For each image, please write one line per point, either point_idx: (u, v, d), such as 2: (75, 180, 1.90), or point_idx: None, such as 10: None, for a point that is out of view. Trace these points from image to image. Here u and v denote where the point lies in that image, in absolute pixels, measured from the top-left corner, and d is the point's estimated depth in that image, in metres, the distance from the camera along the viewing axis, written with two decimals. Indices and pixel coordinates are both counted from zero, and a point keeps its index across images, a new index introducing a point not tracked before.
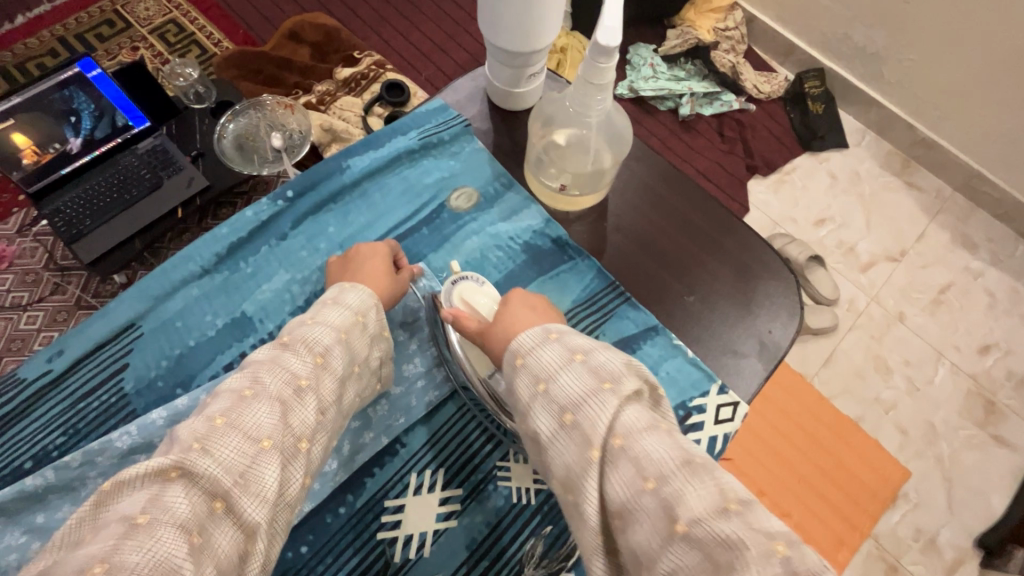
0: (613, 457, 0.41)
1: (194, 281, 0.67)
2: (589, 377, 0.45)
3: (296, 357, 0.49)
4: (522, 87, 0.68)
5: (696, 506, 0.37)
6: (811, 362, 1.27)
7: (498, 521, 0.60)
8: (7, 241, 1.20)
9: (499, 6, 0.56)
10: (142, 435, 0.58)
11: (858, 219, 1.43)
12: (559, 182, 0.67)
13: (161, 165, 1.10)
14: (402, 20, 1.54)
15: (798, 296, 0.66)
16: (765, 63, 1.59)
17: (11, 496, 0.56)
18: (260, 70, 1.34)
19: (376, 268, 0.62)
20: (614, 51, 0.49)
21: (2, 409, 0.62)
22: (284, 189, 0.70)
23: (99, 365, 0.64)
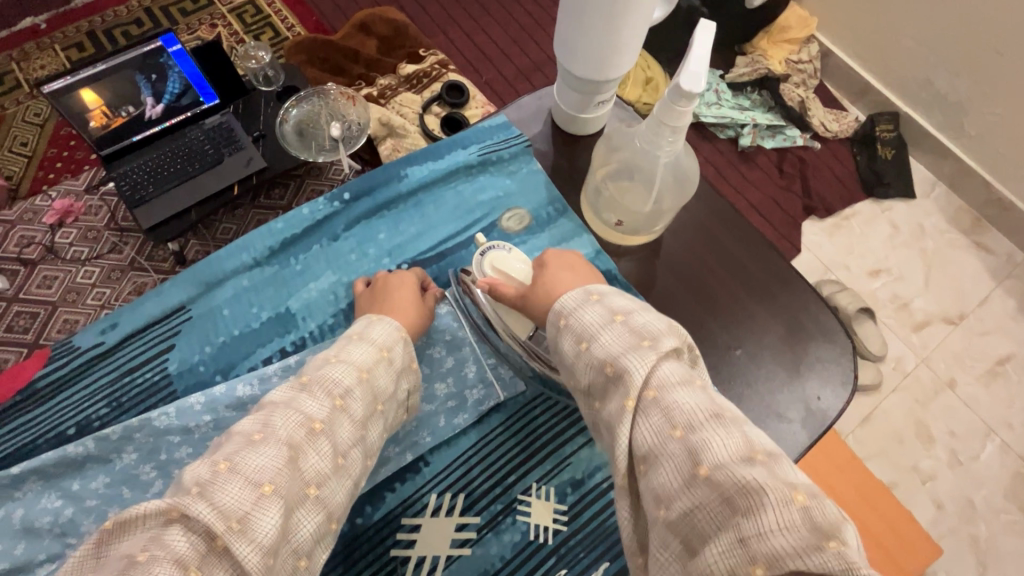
0: (645, 407, 0.41)
1: (245, 272, 0.68)
2: (628, 335, 0.46)
3: (313, 399, 0.49)
4: (588, 113, 0.66)
5: (721, 452, 0.37)
6: (847, 420, 1.21)
7: (512, 556, 0.60)
8: (75, 196, 1.26)
9: (580, 28, 0.54)
10: (180, 419, 0.60)
11: (916, 274, 1.35)
12: (615, 218, 0.66)
13: (224, 142, 1.14)
14: (469, 22, 1.55)
15: (852, 363, 0.63)
16: (835, 100, 1.53)
17: (55, 460, 0.59)
18: (328, 58, 1.37)
19: (406, 298, 0.63)
20: (696, 96, 0.48)
21: (54, 374, 0.65)
22: (341, 191, 0.71)
23: (147, 343, 0.66)
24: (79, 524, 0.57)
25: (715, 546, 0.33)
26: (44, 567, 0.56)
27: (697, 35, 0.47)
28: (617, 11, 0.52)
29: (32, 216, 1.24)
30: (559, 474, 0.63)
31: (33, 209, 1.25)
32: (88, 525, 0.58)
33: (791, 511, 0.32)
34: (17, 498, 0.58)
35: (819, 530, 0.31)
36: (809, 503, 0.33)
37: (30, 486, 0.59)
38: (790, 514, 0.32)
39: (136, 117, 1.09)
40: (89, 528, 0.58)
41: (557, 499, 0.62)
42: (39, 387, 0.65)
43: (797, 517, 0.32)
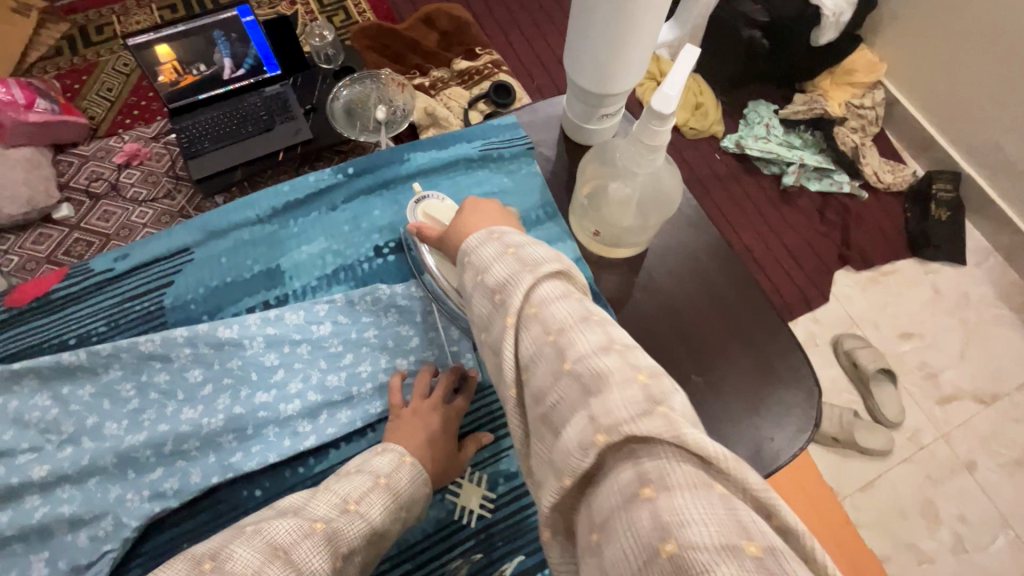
0: (526, 322, 0.42)
1: (248, 226, 0.74)
2: (514, 263, 0.46)
3: (318, 553, 0.44)
4: (593, 124, 0.67)
5: (584, 346, 0.40)
6: (848, 482, 1.15)
7: (434, 531, 0.63)
8: (144, 142, 1.38)
9: (585, 36, 0.56)
10: (164, 346, 0.66)
11: (951, 344, 1.28)
12: (593, 227, 0.66)
13: (279, 111, 1.21)
14: (532, 27, 1.58)
15: (816, 414, 0.61)
16: (894, 152, 1.47)
17: (50, 364, 0.65)
18: (389, 46, 1.42)
19: (439, 444, 0.60)
20: (668, 118, 0.48)
21: (65, 289, 0.71)
22: (346, 165, 0.76)
23: (150, 275, 0.72)
24: (61, 424, 0.63)
25: (570, 428, 0.36)
26: (25, 455, 0.62)
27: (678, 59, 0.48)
28: (618, 24, 0.53)
29: (104, 154, 1.36)
30: (495, 464, 0.66)
31: (106, 148, 1.37)
32: (69, 426, 0.63)
33: (633, 388, 0.36)
34: (14, 392, 0.64)
35: (652, 401, 0.36)
36: (648, 381, 0.37)
37: (26, 383, 0.64)
38: (632, 391, 0.36)
39: (207, 77, 1.17)
40: (69, 428, 0.63)
41: (488, 486, 0.65)
42: (51, 299, 0.71)
43: (637, 394, 0.36)
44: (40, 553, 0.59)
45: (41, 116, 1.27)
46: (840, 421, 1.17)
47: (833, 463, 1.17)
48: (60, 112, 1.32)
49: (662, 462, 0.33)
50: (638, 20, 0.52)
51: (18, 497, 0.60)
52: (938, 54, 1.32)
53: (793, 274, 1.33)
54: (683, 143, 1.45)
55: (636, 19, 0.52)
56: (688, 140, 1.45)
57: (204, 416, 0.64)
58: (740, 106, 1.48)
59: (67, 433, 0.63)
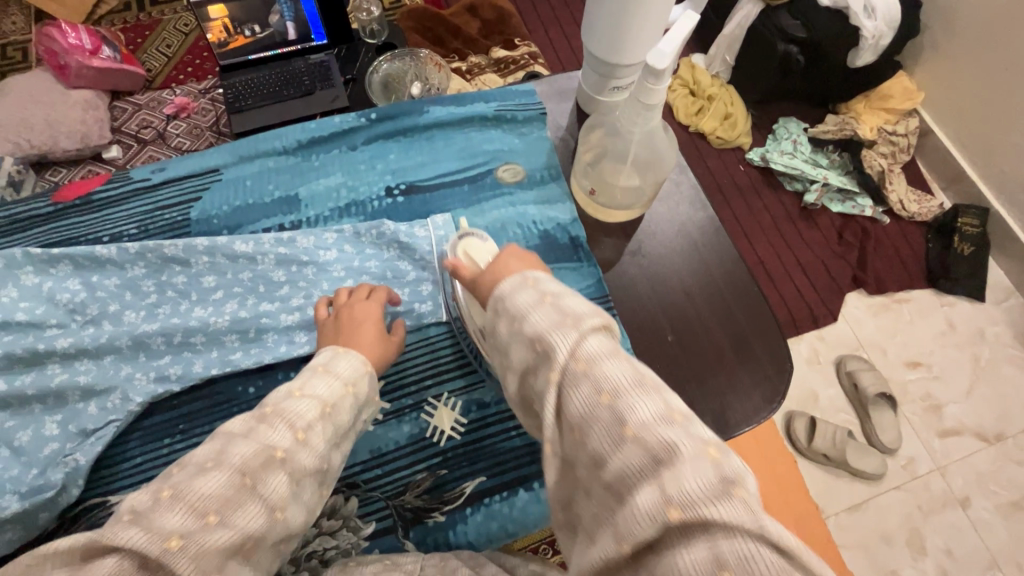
0: (573, 376, 0.39)
1: (274, 155, 0.79)
2: (553, 314, 0.42)
3: (275, 429, 0.47)
4: (604, 96, 0.69)
5: (645, 413, 0.37)
6: (835, 501, 1.14)
7: (405, 444, 0.67)
8: (193, 97, 1.45)
9: (599, 7, 0.61)
10: (184, 251, 0.71)
11: (959, 379, 1.26)
12: (590, 185, 0.69)
13: (320, 78, 1.27)
14: (572, 25, 1.62)
15: (784, 388, 0.63)
16: (923, 182, 1.45)
17: (83, 254, 0.70)
18: (432, 28, 1.47)
19: (370, 335, 0.61)
20: (663, 74, 0.51)
21: (104, 193, 0.77)
22: (370, 111, 0.80)
23: (181, 190, 0.77)
24: (87, 306, 0.69)
25: (638, 502, 0.34)
26: (52, 329, 0.67)
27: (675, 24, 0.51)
28: None
29: (157, 104, 1.45)
30: (469, 392, 0.69)
31: (158, 100, 1.45)
32: (93, 308, 0.69)
33: (705, 465, 0.34)
34: (50, 273, 0.69)
35: (727, 480, 0.34)
36: (720, 457, 0.35)
37: (59, 267, 0.70)
38: (705, 468, 0.34)
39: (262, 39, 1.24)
40: (93, 311, 0.69)
41: (461, 412, 0.68)
42: (92, 200, 0.77)
43: (711, 472, 0.34)
44: (54, 416, 0.64)
45: (103, 62, 1.38)
46: (834, 440, 1.16)
47: (821, 481, 1.16)
48: (121, 61, 1.42)
49: (741, 548, 0.31)
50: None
51: (41, 363, 0.66)
52: (975, 87, 1.32)
53: (803, 289, 1.33)
54: (707, 151, 1.46)
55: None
56: (714, 150, 1.46)
57: (213, 316, 0.69)
58: (770, 122, 1.49)
59: (90, 314, 0.68)
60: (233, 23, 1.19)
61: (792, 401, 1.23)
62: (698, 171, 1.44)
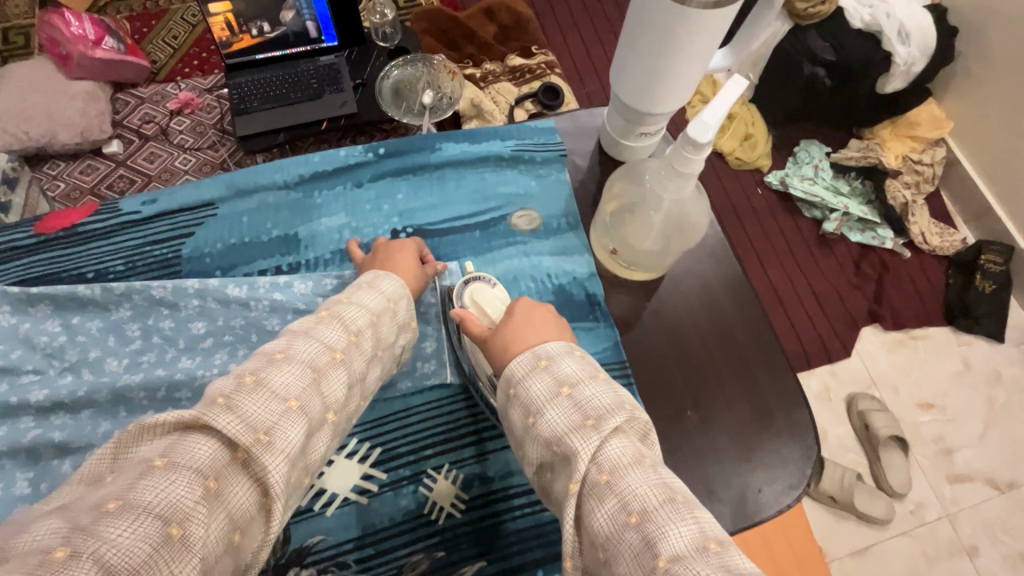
0: (598, 489, 0.39)
1: (274, 190, 0.75)
2: (574, 413, 0.43)
3: (332, 330, 0.50)
4: (629, 140, 0.66)
5: (678, 543, 0.35)
6: (839, 545, 1.11)
7: (401, 521, 0.62)
8: (198, 93, 1.41)
9: (635, 47, 0.55)
10: (173, 294, 0.68)
11: (973, 422, 1.22)
12: (612, 245, 0.66)
13: (329, 81, 1.23)
14: (591, 33, 1.57)
15: (810, 471, 0.59)
16: (945, 215, 1.41)
17: (65, 293, 0.67)
18: (446, 31, 1.42)
19: (408, 263, 0.64)
20: (705, 146, 0.48)
21: (92, 225, 0.74)
22: (378, 145, 0.77)
23: (174, 224, 0.74)
24: (66, 352, 0.65)
25: None
26: (27, 375, 0.64)
27: (721, 92, 0.48)
28: (670, 38, 0.52)
29: (160, 98, 1.40)
30: (471, 464, 0.65)
31: (162, 93, 1.41)
32: (72, 354, 0.65)
33: None
34: (28, 314, 0.66)
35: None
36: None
37: (39, 308, 0.67)
38: None
39: (271, 38, 1.18)
40: (72, 357, 0.65)
41: (462, 486, 0.64)
42: (78, 232, 0.73)
43: None
44: (25, 473, 0.60)
45: (107, 53, 1.33)
46: (841, 480, 1.12)
47: (826, 522, 1.13)
48: (125, 52, 1.37)
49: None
50: (688, 45, 0.52)
51: (14, 415, 0.62)
52: (1007, 120, 1.27)
53: (818, 325, 1.29)
54: (726, 173, 1.41)
55: (686, 44, 0.52)
56: (731, 170, 1.42)
57: (200, 368, 0.65)
58: (792, 143, 1.44)
59: (69, 361, 0.65)
60: (236, 19, 1.12)
61: None
62: (714, 198, 1.39)
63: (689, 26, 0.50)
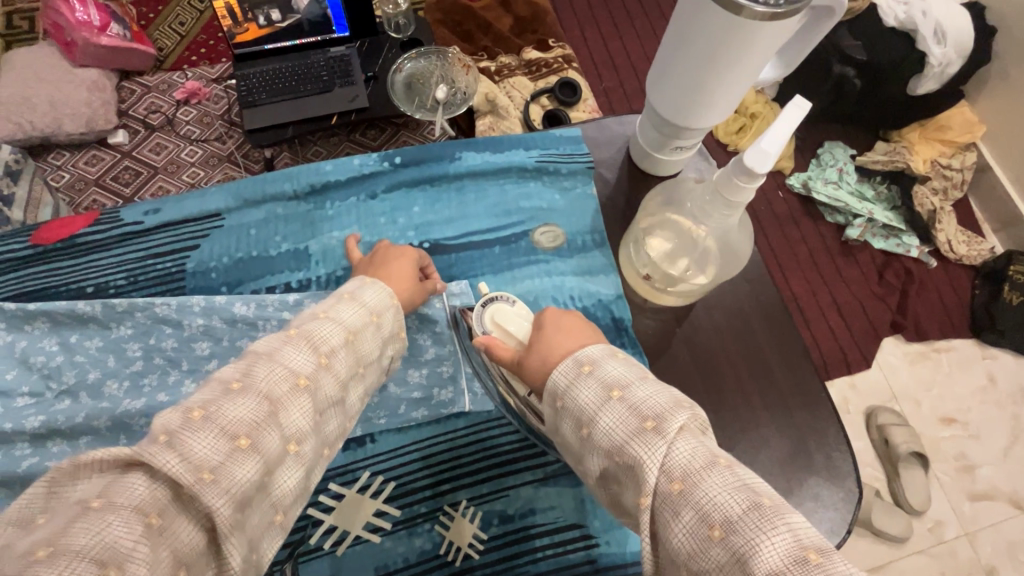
0: (673, 501, 0.36)
1: (283, 200, 0.72)
2: (629, 417, 0.41)
3: (298, 352, 0.45)
4: (663, 154, 0.63)
5: (771, 557, 0.32)
6: (854, 562, 1.09)
7: (416, 562, 0.60)
8: (204, 82, 1.38)
9: (678, 60, 0.52)
10: (178, 312, 0.65)
11: (996, 439, 1.19)
12: (645, 271, 0.62)
13: (339, 74, 1.19)
14: (610, 26, 1.52)
15: (851, 515, 0.57)
16: (973, 222, 1.37)
17: (63, 310, 0.64)
18: (461, 23, 1.37)
19: (403, 271, 0.59)
20: (758, 175, 0.45)
21: (92, 235, 0.71)
22: (394, 154, 0.74)
23: (179, 235, 0.71)
24: (63, 373, 0.63)
25: None
26: (24, 398, 0.62)
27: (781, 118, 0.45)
28: (718, 53, 0.48)
29: (166, 88, 1.37)
30: (491, 502, 0.63)
31: (169, 82, 1.38)
32: (71, 376, 0.63)
33: None
34: (24, 331, 0.64)
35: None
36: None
37: (36, 325, 0.64)
38: None
39: (282, 28, 1.15)
40: (70, 380, 0.63)
41: (480, 525, 0.62)
42: (77, 242, 0.70)
43: None
44: None
45: (112, 40, 1.29)
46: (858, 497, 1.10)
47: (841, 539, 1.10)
48: (131, 39, 1.33)
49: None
50: (739, 58, 0.48)
51: (9, 442, 0.60)
52: None
53: (839, 339, 1.25)
54: None
55: (737, 56, 0.48)
56: None
57: None
58: (816, 145, 1.39)
59: (67, 384, 0.63)
60: (241, 5, 1.07)
61: None
62: None
63: (742, 37, 0.46)
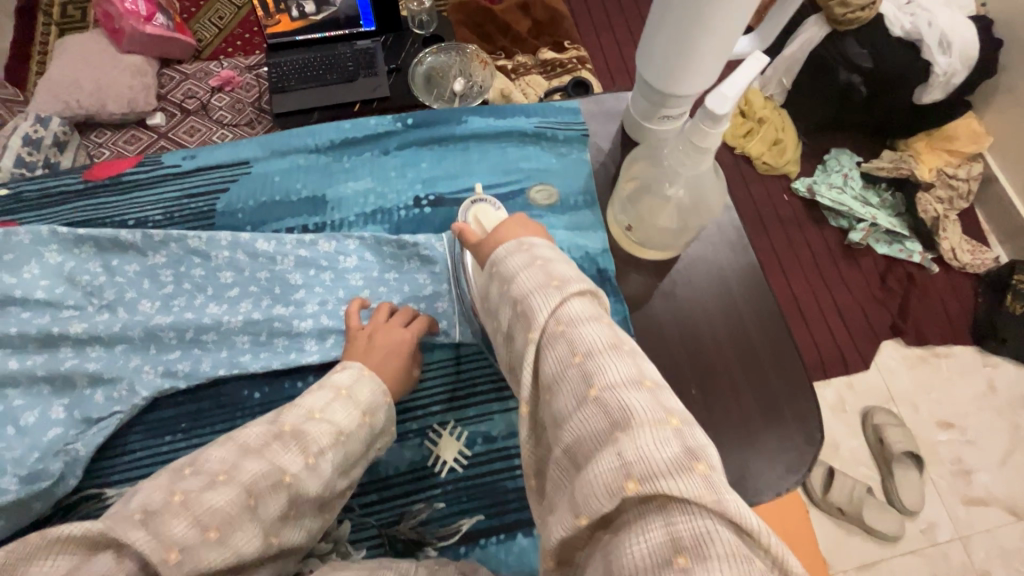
0: (551, 339, 0.42)
1: (305, 153, 0.79)
2: (541, 276, 0.45)
3: (287, 452, 0.47)
4: (652, 123, 0.67)
5: (613, 376, 0.39)
6: (845, 558, 1.09)
7: (406, 471, 0.66)
8: (238, 72, 1.46)
9: (660, 30, 0.58)
10: (207, 244, 0.71)
11: (995, 445, 1.19)
12: (626, 222, 0.67)
13: (364, 65, 1.26)
14: (625, 32, 1.57)
15: (811, 457, 0.61)
16: (978, 231, 1.38)
17: (108, 237, 0.70)
18: (481, 24, 1.44)
19: (395, 369, 0.61)
20: (722, 119, 0.50)
21: (136, 175, 0.77)
22: (407, 116, 0.80)
23: (211, 180, 0.77)
24: (104, 291, 0.69)
25: (598, 461, 0.35)
26: (68, 310, 0.68)
27: (740, 66, 0.50)
28: (694, 19, 0.54)
29: (203, 75, 1.46)
30: (476, 424, 0.68)
31: (205, 71, 1.46)
32: (110, 294, 0.69)
33: (664, 427, 0.35)
34: (73, 254, 0.70)
35: (688, 448, 0.34)
36: (679, 426, 0.36)
37: (83, 248, 0.70)
38: (664, 432, 0.35)
39: (314, 20, 1.23)
40: (110, 296, 0.69)
41: (466, 443, 0.67)
42: (122, 180, 0.77)
43: (668, 436, 0.35)
44: (60, 400, 0.65)
45: (156, 29, 1.38)
46: (851, 493, 1.10)
47: (833, 535, 1.11)
48: (173, 30, 1.43)
49: (697, 523, 0.31)
50: (712, 24, 0.54)
51: (54, 345, 0.66)
52: None
53: (838, 337, 1.27)
54: (752, 177, 1.40)
55: (712, 24, 0.54)
56: (757, 175, 1.40)
57: (226, 313, 0.69)
58: (821, 152, 1.42)
59: (107, 300, 0.69)
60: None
61: None
62: (739, 198, 1.38)
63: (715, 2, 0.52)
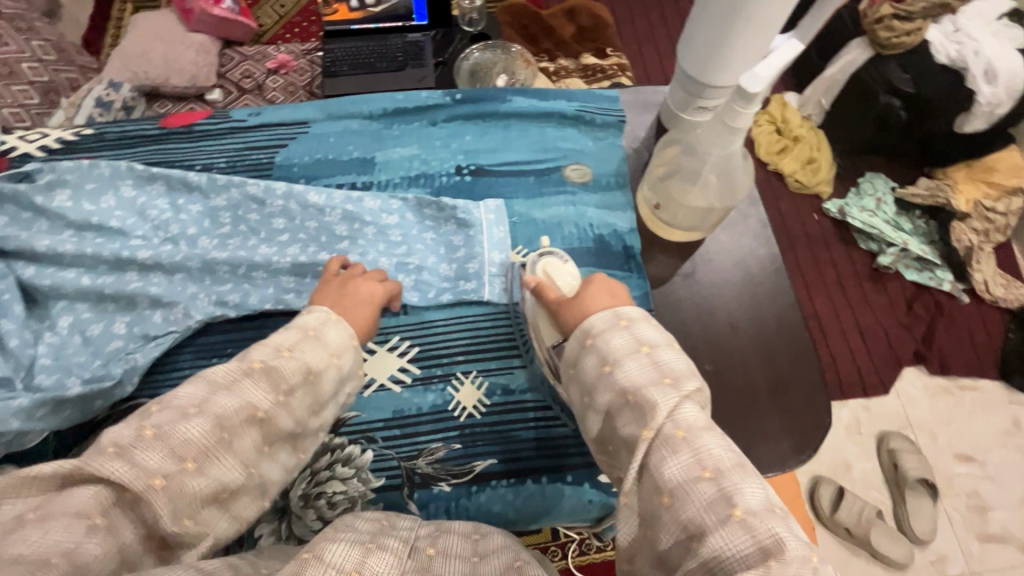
0: (675, 444, 0.42)
1: (360, 118, 0.84)
2: (652, 369, 0.47)
3: (256, 388, 0.49)
4: (687, 114, 0.74)
5: (752, 500, 0.39)
6: None
7: (426, 413, 0.69)
8: (295, 57, 1.53)
9: (701, 25, 0.66)
10: (264, 192, 0.76)
11: (1015, 484, 1.16)
12: (655, 201, 0.72)
13: (412, 57, 1.31)
14: (667, 44, 1.61)
15: (817, 439, 0.65)
16: (1014, 266, 1.36)
17: (179, 177, 0.76)
18: (527, 27, 1.49)
19: (366, 317, 0.64)
20: (753, 97, 0.56)
21: (207, 125, 0.83)
22: (455, 91, 0.84)
23: (272, 135, 0.83)
24: (169, 226, 0.75)
25: None
26: (136, 240, 0.73)
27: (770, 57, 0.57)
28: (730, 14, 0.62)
29: (261, 58, 1.53)
30: (497, 375, 0.71)
31: (263, 54, 1.54)
32: (175, 228, 0.75)
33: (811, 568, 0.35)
34: (145, 190, 0.76)
35: None
36: (821, 566, 0.36)
37: (155, 186, 0.76)
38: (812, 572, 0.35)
39: (374, 12, 1.32)
40: (174, 231, 0.75)
41: (485, 393, 0.70)
42: (192, 130, 0.83)
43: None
44: (123, 317, 0.70)
45: (223, 12, 1.49)
46: (860, 515, 1.09)
47: (838, 556, 1.09)
48: (238, 13, 1.53)
49: None
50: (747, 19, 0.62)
51: (121, 269, 0.72)
52: None
53: (859, 355, 1.26)
54: (783, 192, 1.40)
55: (746, 19, 0.62)
56: (789, 192, 1.41)
57: (276, 254, 0.74)
58: (856, 174, 1.42)
59: (171, 233, 0.75)
60: None
61: (821, 465, 1.17)
62: (768, 208, 1.39)
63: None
